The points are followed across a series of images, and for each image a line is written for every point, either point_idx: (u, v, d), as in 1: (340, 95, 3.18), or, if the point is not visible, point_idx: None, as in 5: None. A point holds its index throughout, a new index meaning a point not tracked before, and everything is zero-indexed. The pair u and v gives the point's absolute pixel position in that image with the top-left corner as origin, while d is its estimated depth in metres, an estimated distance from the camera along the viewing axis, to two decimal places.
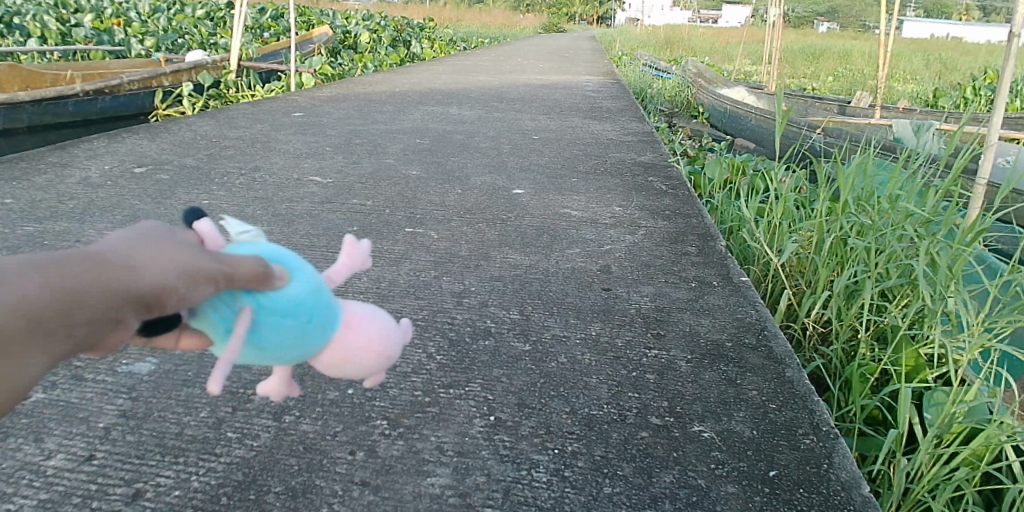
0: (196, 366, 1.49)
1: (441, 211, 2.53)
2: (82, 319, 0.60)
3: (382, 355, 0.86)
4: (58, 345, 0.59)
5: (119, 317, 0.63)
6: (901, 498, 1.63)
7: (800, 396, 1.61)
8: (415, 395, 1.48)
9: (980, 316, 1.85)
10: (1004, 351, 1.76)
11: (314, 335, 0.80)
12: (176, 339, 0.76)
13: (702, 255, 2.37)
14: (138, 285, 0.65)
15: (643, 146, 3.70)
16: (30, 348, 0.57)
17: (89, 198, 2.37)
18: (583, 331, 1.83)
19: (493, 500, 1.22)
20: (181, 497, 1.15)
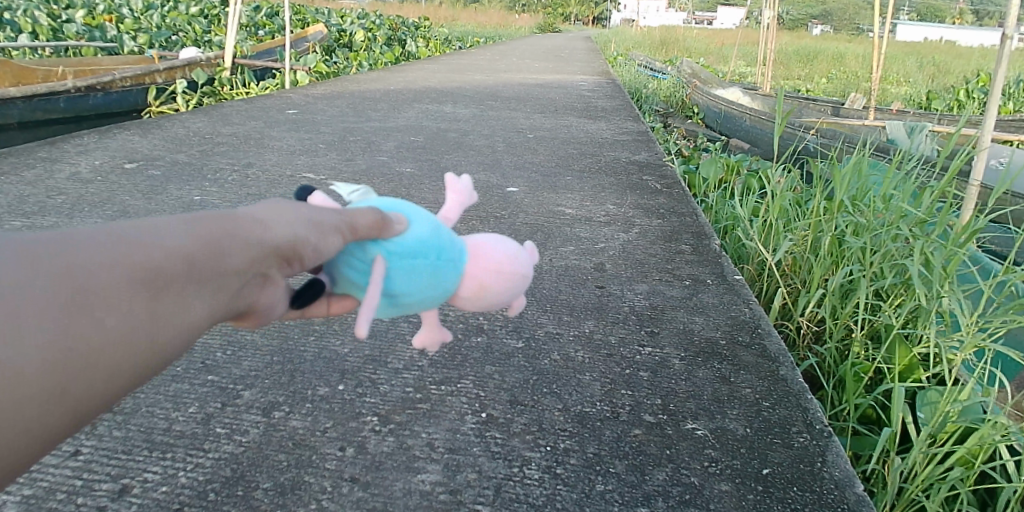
0: (186, 361, 1.48)
1: (434, 208, 2.52)
2: (231, 268, 0.67)
3: (514, 275, 0.91)
4: (213, 290, 0.66)
5: (263, 268, 0.71)
6: (895, 497, 1.62)
7: (793, 394, 1.61)
8: (407, 391, 1.47)
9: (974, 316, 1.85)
10: (998, 350, 1.76)
11: (445, 273, 0.85)
12: (327, 307, 0.85)
13: (696, 253, 2.36)
14: (276, 239, 0.71)
15: (638, 145, 3.70)
16: (191, 289, 0.64)
17: (79, 193, 2.36)
18: (576, 329, 1.82)
19: (485, 497, 1.21)
20: (168, 492, 1.13)
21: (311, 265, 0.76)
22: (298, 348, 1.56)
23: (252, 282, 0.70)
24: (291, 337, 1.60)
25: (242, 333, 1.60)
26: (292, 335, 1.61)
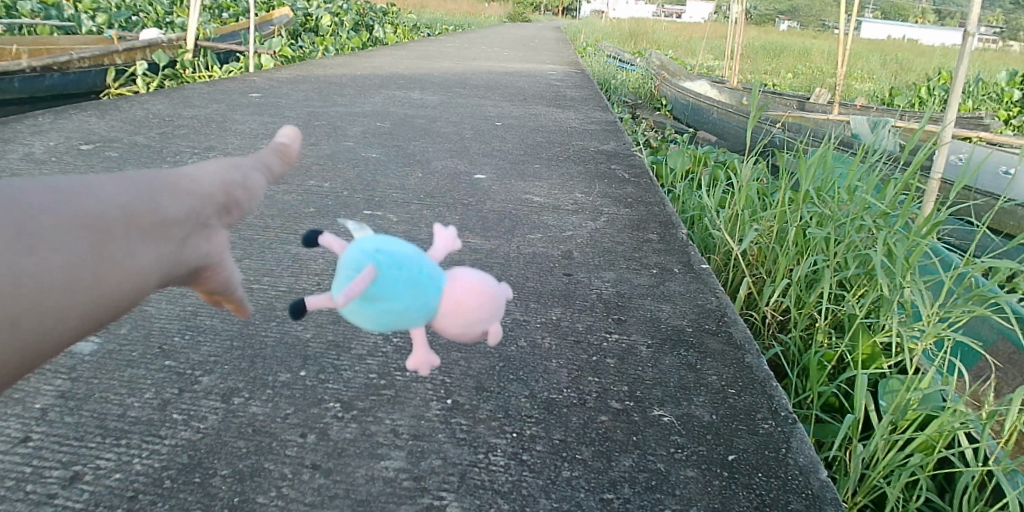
0: (142, 346, 1.43)
1: (401, 194, 2.49)
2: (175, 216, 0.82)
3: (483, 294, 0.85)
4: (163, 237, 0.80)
5: (202, 215, 0.87)
6: (857, 484, 1.65)
7: (758, 381, 1.62)
8: (371, 377, 1.44)
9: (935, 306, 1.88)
10: (957, 340, 1.80)
11: (429, 291, 0.80)
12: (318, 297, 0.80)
13: (663, 242, 2.37)
14: (207, 192, 0.89)
15: (607, 135, 3.70)
16: (139, 235, 0.77)
17: (31, 174, 2.27)
18: (543, 315, 1.81)
19: (450, 483, 1.20)
20: (121, 480, 1.10)
21: (240, 211, 0.95)
22: (259, 333, 1.53)
23: (192, 233, 0.85)
24: (252, 322, 1.57)
25: (201, 318, 1.56)
26: (252, 321, 1.57)
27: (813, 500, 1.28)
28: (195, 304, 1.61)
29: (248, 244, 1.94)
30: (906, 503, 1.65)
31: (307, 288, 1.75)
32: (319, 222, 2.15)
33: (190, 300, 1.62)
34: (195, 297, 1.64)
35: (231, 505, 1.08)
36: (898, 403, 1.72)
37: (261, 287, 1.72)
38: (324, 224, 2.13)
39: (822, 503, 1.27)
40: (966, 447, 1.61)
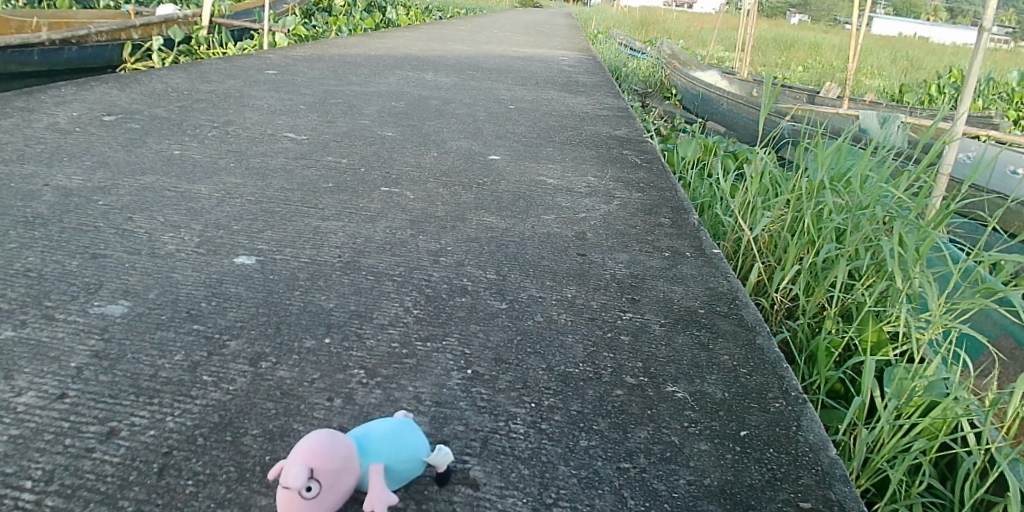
0: (171, 310, 1.47)
1: (417, 172, 2.51)
2: None
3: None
4: None
5: None
6: (861, 467, 1.68)
7: (770, 362, 1.65)
8: (393, 346, 1.47)
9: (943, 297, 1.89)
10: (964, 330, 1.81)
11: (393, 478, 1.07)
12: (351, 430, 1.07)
13: (675, 227, 2.39)
14: None
15: (619, 121, 3.71)
16: None
17: (56, 144, 2.30)
18: (559, 293, 1.83)
19: (472, 449, 1.25)
20: (156, 436, 1.14)
21: None
22: (283, 301, 1.56)
23: None
24: (276, 291, 1.60)
25: (227, 285, 1.59)
26: (276, 289, 1.60)
27: (824, 475, 1.31)
28: (220, 272, 1.64)
29: (269, 216, 1.96)
30: (908, 487, 1.67)
31: (328, 260, 1.78)
32: (338, 197, 2.17)
33: (215, 268, 1.65)
34: (219, 265, 1.67)
35: (263, 461, 1.11)
36: (903, 389, 1.74)
37: (283, 258, 1.75)
38: (342, 199, 2.16)
39: (832, 478, 1.30)
40: (970, 435, 1.62)
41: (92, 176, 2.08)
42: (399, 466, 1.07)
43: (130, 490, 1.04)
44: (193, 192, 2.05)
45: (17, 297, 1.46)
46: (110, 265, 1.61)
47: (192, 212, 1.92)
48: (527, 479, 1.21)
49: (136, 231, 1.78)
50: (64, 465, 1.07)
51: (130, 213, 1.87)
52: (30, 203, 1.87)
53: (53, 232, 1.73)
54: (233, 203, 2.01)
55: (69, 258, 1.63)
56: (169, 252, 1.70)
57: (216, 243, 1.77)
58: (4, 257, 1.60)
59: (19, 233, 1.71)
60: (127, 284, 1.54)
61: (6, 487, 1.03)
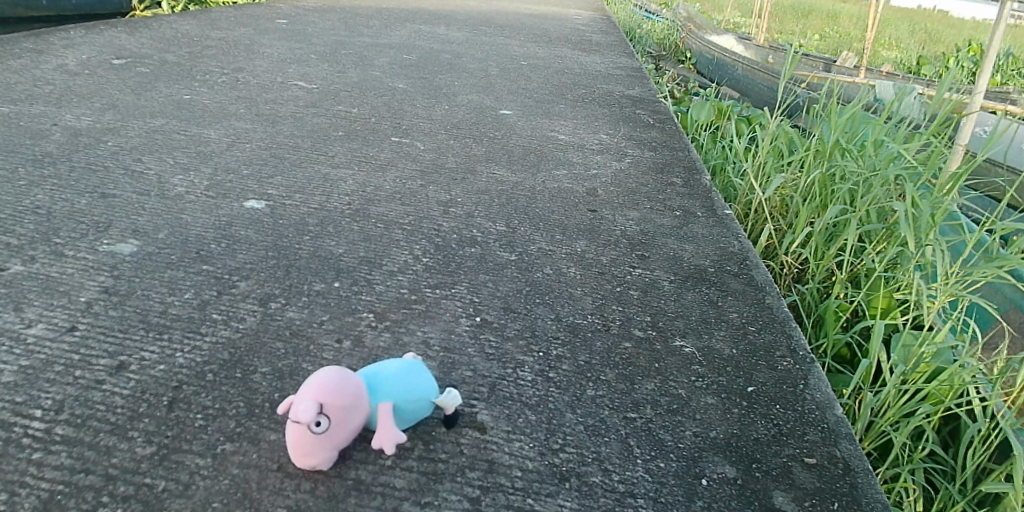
0: (180, 250, 1.48)
1: (428, 124, 2.48)
2: None
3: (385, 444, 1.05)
4: None
5: None
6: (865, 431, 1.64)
7: (778, 321, 1.63)
8: (402, 292, 1.48)
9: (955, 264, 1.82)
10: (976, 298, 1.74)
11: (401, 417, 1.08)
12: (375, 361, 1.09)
13: (687, 187, 2.35)
14: None
15: (633, 80, 3.64)
16: None
17: (65, 85, 2.29)
18: (569, 247, 1.81)
19: (479, 394, 1.25)
20: (165, 371, 1.17)
21: None
22: (293, 246, 1.56)
23: None
24: (285, 236, 1.59)
25: (236, 228, 1.59)
26: (285, 234, 1.60)
27: (829, 434, 1.30)
28: (229, 215, 1.64)
29: (279, 162, 1.95)
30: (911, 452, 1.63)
31: (337, 207, 1.77)
32: (348, 145, 2.15)
33: (225, 211, 1.65)
34: (229, 208, 1.67)
35: (272, 398, 1.15)
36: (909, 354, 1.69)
37: (293, 203, 1.74)
38: (353, 148, 2.14)
39: (837, 437, 1.30)
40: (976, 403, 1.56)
41: (101, 117, 2.06)
42: (409, 407, 1.08)
43: (140, 422, 1.08)
44: (202, 136, 2.04)
45: (28, 233, 1.47)
46: (119, 205, 1.61)
47: (201, 155, 1.91)
48: (534, 425, 1.21)
49: (145, 172, 1.77)
50: (74, 395, 1.11)
51: (139, 154, 1.86)
52: (39, 142, 1.87)
53: (63, 170, 1.74)
54: (242, 148, 1.99)
55: (78, 197, 1.63)
56: (178, 193, 1.70)
57: (226, 186, 1.77)
58: (14, 194, 1.61)
59: (28, 172, 1.71)
60: (136, 224, 1.55)
61: (17, 415, 1.07)
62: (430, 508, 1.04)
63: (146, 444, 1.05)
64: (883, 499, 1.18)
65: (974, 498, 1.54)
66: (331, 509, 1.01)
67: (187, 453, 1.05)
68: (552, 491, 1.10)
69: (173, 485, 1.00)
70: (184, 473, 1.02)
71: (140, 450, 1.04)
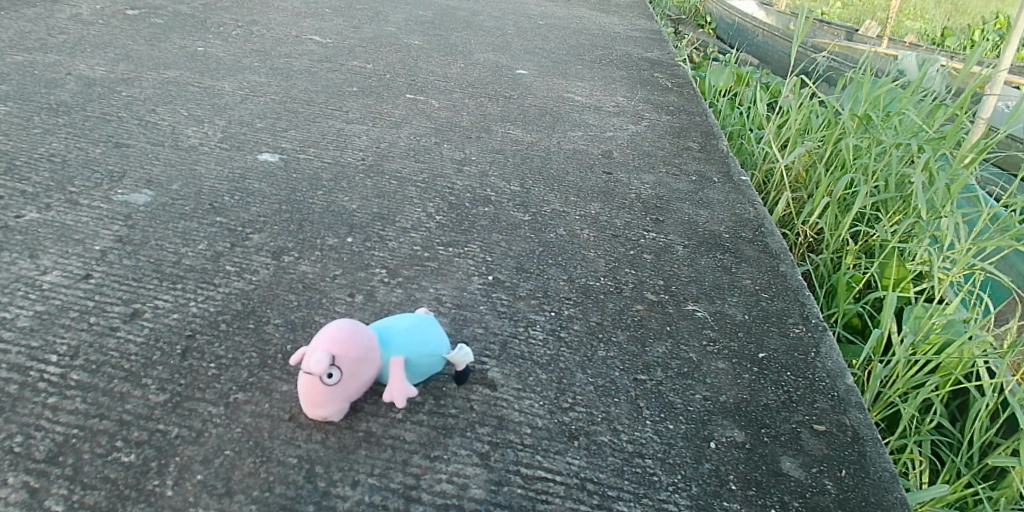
0: (194, 202, 1.48)
1: (443, 82, 2.45)
2: None
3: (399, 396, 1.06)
4: None
5: None
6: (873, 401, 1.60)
7: (791, 289, 1.61)
8: (415, 249, 1.47)
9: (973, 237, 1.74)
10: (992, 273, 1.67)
11: (416, 371, 1.09)
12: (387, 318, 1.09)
13: (703, 151, 2.31)
14: None
15: (651, 43, 3.56)
16: None
17: (79, 34, 2.27)
18: (583, 209, 1.79)
19: (490, 352, 1.26)
20: (179, 320, 1.18)
21: None
22: (306, 200, 1.55)
23: None
24: (299, 190, 1.59)
25: (249, 181, 1.59)
26: (299, 188, 1.60)
27: (839, 402, 1.30)
28: (243, 168, 1.63)
29: (293, 116, 1.93)
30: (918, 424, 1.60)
31: (351, 162, 1.76)
32: (362, 101, 2.13)
33: (238, 164, 1.64)
34: (242, 161, 1.66)
35: (284, 349, 1.16)
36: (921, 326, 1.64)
37: (307, 158, 1.73)
38: (367, 104, 2.11)
39: (847, 406, 1.29)
40: (986, 377, 1.52)
41: (115, 68, 2.05)
42: (420, 361, 1.08)
43: (154, 370, 1.09)
44: (216, 88, 2.02)
45: (42, 181, 1.48)
46: (132, 155, 1.61)
47: (215, 107, 1.90)
48: (545, 384, 1.21)
49: (159, 123, 1.77)
50: (88, 342, 1.12)
51: (153, 105, 1.85)
52: (53, 91, 1.86)
53: (77, 120, 1.73)
54: (256, 101, 1.98)
55: (92, 146, 1.63)
56: (193, 145, 1.69)
57: (240, 139, 1.76)
58: (29, 142, 1.61)
59: (43, 120, 1.71)
60: (150, 174, 1.55)
61: (33, 360, 1.08)
62: (439, 461, 1.05)
63: (159, 391, 1.06)
64: (890, 468, 1.18)
65: (980, 471, 1.51)
66: (341, 459, 1.01)
67: (200, 401, 1.06)
68: (560, 449, 1.10)
69: (186, 432, 1.01)
70: (197, 420, 1.03)
71: (154, 397, 1.05)
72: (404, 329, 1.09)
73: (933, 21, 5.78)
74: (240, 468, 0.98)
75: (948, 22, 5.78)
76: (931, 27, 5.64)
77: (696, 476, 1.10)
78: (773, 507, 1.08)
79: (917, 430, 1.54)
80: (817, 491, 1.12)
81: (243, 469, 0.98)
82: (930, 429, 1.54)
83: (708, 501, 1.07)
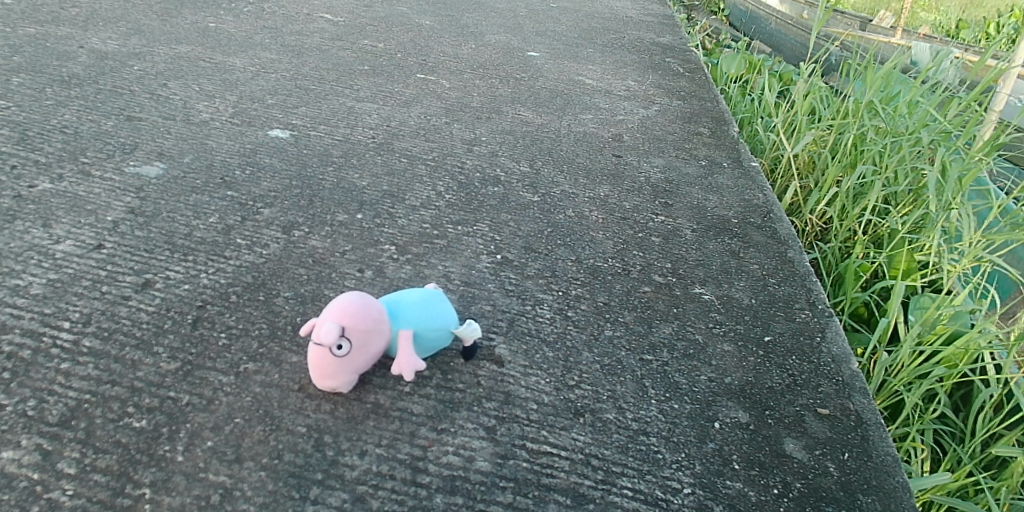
0: (205, 176, 1.49)
1: (453, 62, 2.44)
2: None
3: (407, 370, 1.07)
4: None
5: None
6: (877, 390, 1.59)
7: (799, 275, 1.61)
8: (424, 227, 1.48)
9: (983, 230, 1.71)
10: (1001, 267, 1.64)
11: (425, 344, 1.10)
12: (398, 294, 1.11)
13: (714, 137, 2.30)
14: None
15: (663, 27, 3.54)
16: None
17: (92, 8, 2.27)
18: (592, 191, 1.79)
19: (498, 329, 1.26)
20: (190, 291, 1.19)
21: None
22: (316, 176, 1.56)
23: None
24: (309, 166, 1.59)
25: (260, 156, 1.59)
26: (310, 164, 1.60)
27: (844, 387, 1.30)
28: (254, 143, 1.64)
29: (304, 93, 1.94)
30: (922, 412, 1.59)
31: (361, 140, 1.76)
32: (372, 80, 2.12)
33: (249, 139, 1.65)
34: (253, 136, 1.66)
35: (294, 322, 1.17)
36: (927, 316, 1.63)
37: (317, 135, 1.73)
38: (377, 83, 2.11)
39: (851, 391, 1.29)
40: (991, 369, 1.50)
41: (127, 41, 2.05)
42: (429, 335, 1.09)
43: (164, 338, 1.10)
44: (228, 64, 2.02)
45: (55, 152, 1.49)
46: (144, 128, 1.62)
47: (227, 83, 1.90)
48: (551, 361, 1.22)
49: (171, 98, 1.77)
50: (100, 310, 1.13)
51: (164, 79, 1.86)
52: (66, 64, 1.86)
53: (89, 92, 1.74)
54: (267, 78, 1.98)
55: (104, 118, 1.63)
56: (204, 120, 1.70)
57: (251, 115, 1.76)
58: (42, 113, 1.61)
59: (55, 92, 1.71)
60: (162, 148, 1.55)
61: (45, 326, 1.10)
62: (446, 434, 1.06)
63: (170, 359, 1.07)
64: (892, 452, 1.19)
65: (982, 462, 1.50)
66: (349, 430, 1.03)
67: (211, 370, 1.07)
68: (566, 425, 1.11)
69: (197, 400, 1.02)
70: (207, 389, 1.04)
71: (165, 365, 1.06)
72: (415, 303, 1.10)
73: (947, 13, 5.69)
74: (250, 436, 0.99)
75: (963, 14, 5.61)
76: (945, 18, 5.54)
77: (699, 455, 1.11)
78: (776, 487, 1.09)
79: (920, 418, 1.53)
80: (820, 473, 1.13)
81: (253, 437, 0.99)
82: (933, 418, 1.53)
83: (711, 479, 1.08)
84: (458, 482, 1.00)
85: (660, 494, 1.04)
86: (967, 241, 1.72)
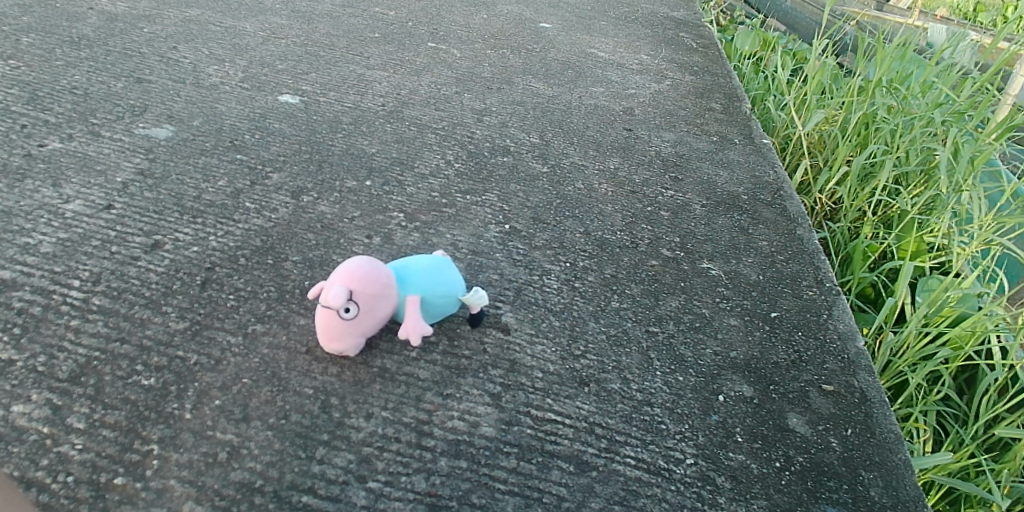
0: (214, 139, 1.49)
1: (464, 32, 2.41)
2: None
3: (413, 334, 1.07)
4: None
5: None
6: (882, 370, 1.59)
7: (807, 252, 1.61)
8: (432, 195, 1.47)
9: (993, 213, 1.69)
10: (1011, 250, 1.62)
11: (433, 310, 1.10)
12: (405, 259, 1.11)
13: (726, 113, 2.27)
14: None
15: (677, 2, 3.48)
16: None
17: None
18: (601, 163, 1.78)
19: (505, 298, 1.27)
20: (198, 254, 1.19)
21: None
22: (325, 142, 1.55)
23: None
24: (319, 132, 1.59)
25: (269, 121, 1.59)
26: (319, 130, 1.60)
27: (849, 364, 1.30)
28: (264, 108, 1.63)
29: (314, 59, 1.92)
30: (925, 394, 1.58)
31: (371, 107, 1.75)
32: (383, 48, 2.10)
33: (259, 104, 1.64)
34: (263, 102, 1.66)
35: (301, 286, 1.17)
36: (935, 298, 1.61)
37: (327, 101, 1.72)
38: (387, 51, 2.09)
39: (857, 368, 1.29)
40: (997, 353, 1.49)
41: (136, 4, 2.04)
42: (436, 301, 1.09)
43: (174, 299, 1.11)
44: (237, 28, 2.01)
45: (64, 112, 1.48)
46: (153, 91, 1.61)
47: (237, 47, 1.89)
48: (557, 330, 1.22)
49: (180, 61, 1.76)
50: (110, 269, 1.14)
51: (174, 42, 1.84)
52: (76, 25, 1.85)
53: (99, 54, 1.73)
54: (277, 43, 1.96)
55: (114, 80, 1.63)
56: (213, 84, 1.69)
57: (261, 80, 1.75)
58: (51, 73, 1.61)
59: (65, 53, 1.71)
60: (171, 110, 1.55)
61: (56, 284, 1.10)
62: (451, 399, 1.06)
63: (179, 319, 1.08)
64: (895, 429, 1.19)
65: (984, 444, 1.49)
66: (356, 393, 1.03)
67: (219, 330, 1.07)
68: (571, 394, 1.12)
69: (205, 360, 1.03)
70: (215, 349, 1.05)
71: (173, 325, 1.07)
72: (423, 267, 1.10)
73: None
74: (257, 396, 1.00)
75: None
76: None
77: (702, 427, 1.12)
78: (778, 460, 1.09)
79: (924, 399, 1.53)
80: (823, 447, 1.13)
81: (260, 397, 1.00)
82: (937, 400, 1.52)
83: (713, 451, 1.08)
84: (463, 446, 1.01)
85: (663, 463, 1.05)
86: (977, 223, 1.71)
